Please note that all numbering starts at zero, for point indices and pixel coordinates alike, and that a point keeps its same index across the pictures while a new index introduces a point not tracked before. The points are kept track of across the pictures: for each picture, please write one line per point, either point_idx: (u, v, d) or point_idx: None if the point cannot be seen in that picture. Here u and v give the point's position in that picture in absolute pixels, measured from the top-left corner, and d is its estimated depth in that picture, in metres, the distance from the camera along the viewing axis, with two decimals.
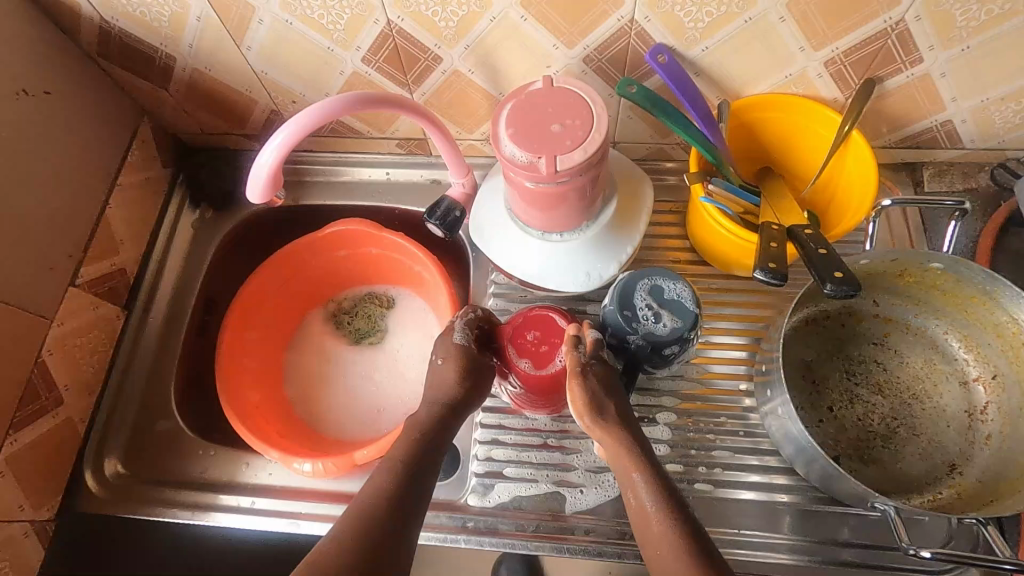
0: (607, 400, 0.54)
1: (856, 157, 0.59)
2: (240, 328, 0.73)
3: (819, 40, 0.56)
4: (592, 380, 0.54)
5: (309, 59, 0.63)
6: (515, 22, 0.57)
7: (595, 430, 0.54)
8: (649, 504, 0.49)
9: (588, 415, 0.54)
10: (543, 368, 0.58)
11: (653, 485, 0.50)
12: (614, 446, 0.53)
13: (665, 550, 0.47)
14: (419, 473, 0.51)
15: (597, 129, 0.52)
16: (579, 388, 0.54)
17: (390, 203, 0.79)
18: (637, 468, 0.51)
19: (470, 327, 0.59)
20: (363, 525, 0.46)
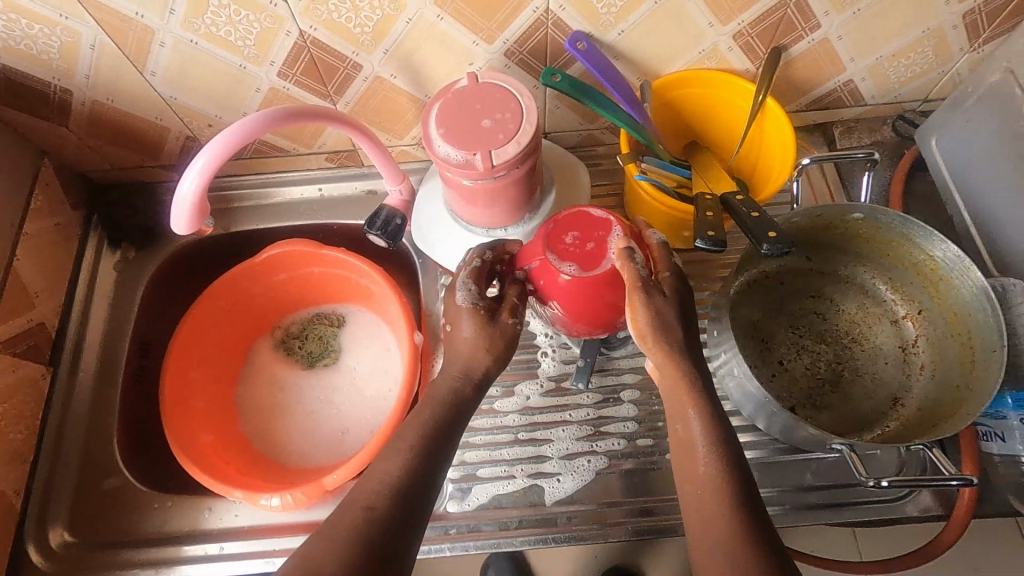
0: (674, 319, 0.51)
1: (773, 122, 0.63)
2: (182, 369, 0.69)
3: (725, 14, 0.58)
4: (660, 300, 0.51)
5: (222, 79, 0.60)
6: (431, 21, 0.56)
7: (653, 352, 0.52)
8: (700, 441, 0.49)
9: (651, 337, 0.51)
10: (592, 268, 0.52)
11: (708, 424, 0.49)
12: (671, 374, 0.51)
13: (706, 489, 0.48)
14: (433, 466, 0.49)
15: (528, 120, 0.52)
16: (644, 315, 0.51)
17: (327, 219, 0.77)
18: (693, 404, 0.50)
19: (475, 279, 0.54)
20: (365, 533, 0.44)
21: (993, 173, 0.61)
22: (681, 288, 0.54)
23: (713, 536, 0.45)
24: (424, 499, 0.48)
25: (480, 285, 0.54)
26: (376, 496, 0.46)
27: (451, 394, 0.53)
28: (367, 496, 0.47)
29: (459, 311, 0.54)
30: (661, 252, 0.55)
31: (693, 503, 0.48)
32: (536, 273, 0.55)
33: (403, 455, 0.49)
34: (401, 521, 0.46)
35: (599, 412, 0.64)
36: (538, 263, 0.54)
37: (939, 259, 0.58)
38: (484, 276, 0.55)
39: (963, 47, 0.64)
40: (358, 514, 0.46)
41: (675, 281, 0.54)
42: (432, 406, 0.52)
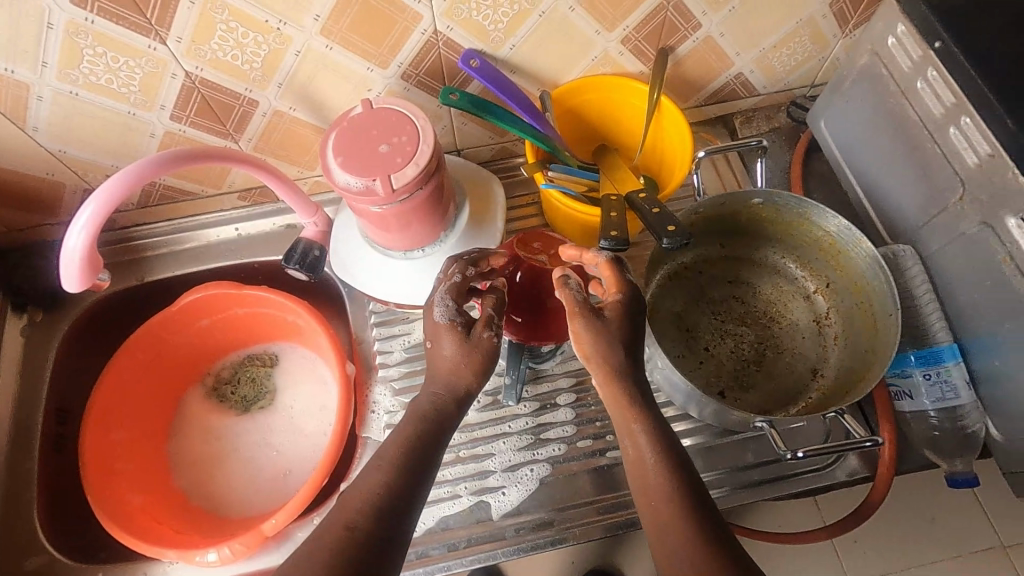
0: (616, 345, 0.49)
1: (670, 119, 0.65)
2: (104, 431, 0.66)
3: (609, 22, 0.60)
4: (598, 319, 0.50)
5: (111, 128, 0.59)
6: (321, 52, 0.56)
7: (596, 373, 0.50)
8: (647, 453, 0.48)
9: (594, 360, 0.50)
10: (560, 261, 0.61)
11: (653, 436, 0.48)
12: (610, 394, 0.50)
13: (658, 500, 0.47)
14: (416, 480, 0.47)
15: (425, 142, 0.52)
16: (584, 332, 0.50)
17: (247, 258, 0.75)
18: (637, 419, 0.49)
19: (453, 296, 0.52)
20: (348, 549, 0.42)
21: (876, 149, 0.64)
22: (629, 308, 0.50)
23: (673, 539, 0.45)
24: (406, 513, 0.46)
25: (457, 302, 0.52)
26: (356, 513, 0.44)
27: (418, 408, 0.51)
28: (347, 514, 0.45)
29: (437, 330, 0.51)
30: (615, 274, 0.52)
31: (648, 516, 0.47)
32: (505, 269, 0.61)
33: (376, 476, 0.47)
34: (384, 537, 0.44)
35: (538, 420, 0.65)
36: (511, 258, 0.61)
37: (835, 233, 0.62)
38: (461, 292, 0.53)
39: (836, 33, 0.68)
40: (337, 532, 0.44)
41: (624, 302, 0.51)
42: (407, 422, 0.49)
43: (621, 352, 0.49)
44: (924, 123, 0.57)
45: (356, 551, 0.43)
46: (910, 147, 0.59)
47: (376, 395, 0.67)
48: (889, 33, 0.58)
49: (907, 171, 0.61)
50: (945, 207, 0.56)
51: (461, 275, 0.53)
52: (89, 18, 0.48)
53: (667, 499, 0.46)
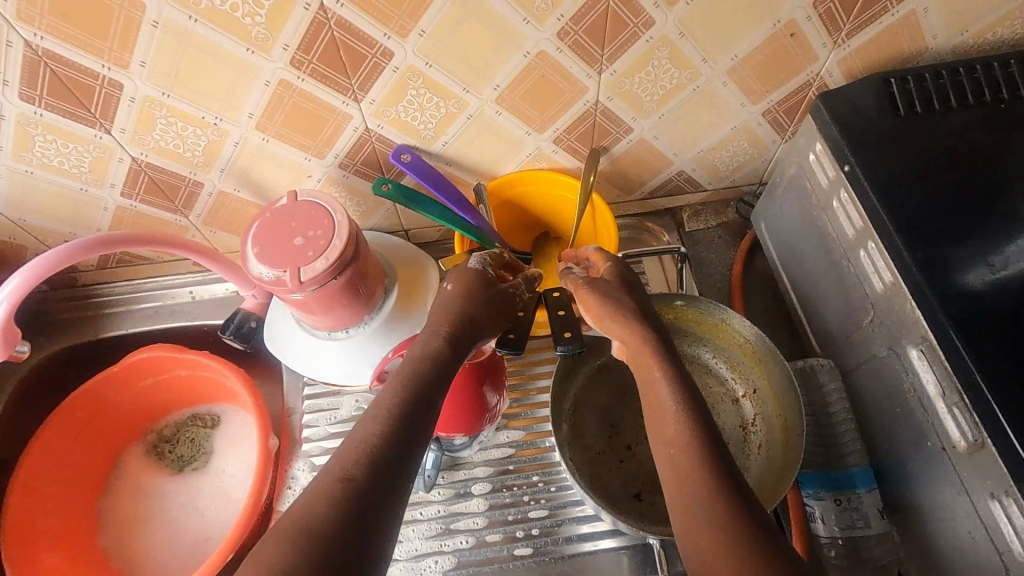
0: (626, 295, 0.54)
1: (601, 214, 0.67)
2: (33, 485, 0.68)
3: (538, 124, 0.62)
4: (603, 283, 0.55)
5: (66, 201, 0.63)
6: (258, 143, 0.59)
7: (613, 331, 0.53)
8: (671, 403, 0.46)
9: (607, 319, 0.53)
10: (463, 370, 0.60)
11: (675, 381, 0.47)
12: (633, 340, 0.51)
13: (678, 447, 0.44)
14: (414, 427, 0.44)
15: (338, 236, 0.56)
16: (589, 295, 0.54)
17: (197, 321, 0.78)
18: (660, 365, 0.48)
19: (490, 259, 0.60)
20: (349, 503, 0.38)
21: (804, 258, 0.64)
22: (623, 267, 0.57)
23: (692, 501, 0.41)
24: (396, 499, 0.40)
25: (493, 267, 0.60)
26: (354, 465, 0.40)
27: None
28: (342, 467, 0.40)
29: (471, 270, 0.57)
30: (600, 252, 0.59)
31: (667, 466, 0.44)
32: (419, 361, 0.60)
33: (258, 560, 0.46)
34: (384, 486, 0.40)
35: (450, 508, 0.64)
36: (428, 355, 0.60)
37: (755, 339, 0.62)
38: (497, 264, 0.61)
39: (775, 138, 0.69)
40: (332, 485, 0.39)
41: (620, 266, 0.57)
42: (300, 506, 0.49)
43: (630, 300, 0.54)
44: (840, 241, 0.57)
45: (358, 504, 0.38)
46: (830, 261, 0.59)
47: (296, 470, 0.68)
48: (810, 150, 0.59)
49: (830, 283, 0.60)
50: (860, 325, 0.56)
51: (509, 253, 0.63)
52: (38, 111, 0.53)
53: (686, 447, 0.43)
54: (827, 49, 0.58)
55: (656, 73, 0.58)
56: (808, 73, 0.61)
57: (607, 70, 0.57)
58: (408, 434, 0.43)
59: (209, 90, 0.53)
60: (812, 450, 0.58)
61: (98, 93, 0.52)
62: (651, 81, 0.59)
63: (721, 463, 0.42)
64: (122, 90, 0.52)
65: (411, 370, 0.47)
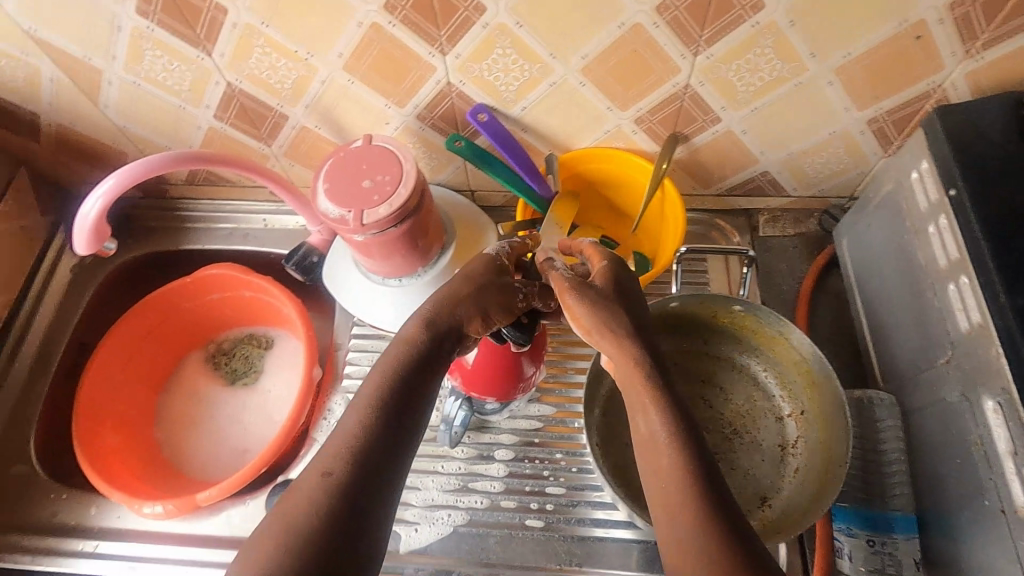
0: (620, 308, 0.46)
1: (670, 203, 0.65)
2: (104, 372, 0.74)
3: (621, 101, 0.60)
4: (590, 290, 0.47)
5: (165, 115, 0.67)
6: (343, 84, 0.61)
7: (604, 346, 0.46)
8: (661, 432, 0.41)
9: (595, 333, 0.46)
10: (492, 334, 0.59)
11: (667, 411, 0.42)
12: (622, 360, 0.45)
13: (671, 483, 0.40)
14: (402, 409, 0.41)
15: (405, 185, 0.57)
16: (578, 304, 0.46)
17: (266, 247, 0.82)
18: (651, 392, 0.43)
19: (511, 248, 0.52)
20: (328, 501, 0.35)
21: (884, 283, 0.60)
22: (618, 270, 0.49)
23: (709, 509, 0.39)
24: (384, 489, 0.38)
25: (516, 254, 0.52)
26: (334, 459, 0.37)
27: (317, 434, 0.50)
28: (324, 460, 0.38)
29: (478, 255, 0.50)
30: (596, 252, 0.52)
31: (658, 498, 0.40)
32: None
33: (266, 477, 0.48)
34: (372, 477, 0.38)
35: (471, 468, 0.66)
36: None
37: (811, 356, 0.59)
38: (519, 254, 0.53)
39: (877, 151, 0.63)
40: (312, 481, 0.37)
41: (612, 269, 0.49)
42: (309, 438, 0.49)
43: (625, 316, 0.46)
44: (928, 271, 0.52)
45: (342, 500, 0.36)
46: (914, 291, 0.55)
47: (333, 403, 0.71)
48: (914, 167, 0.54)
49: (908, 315, 0.56)
50: (933, 364, 0.52)
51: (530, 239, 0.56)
52: (150, 26, 0.56)
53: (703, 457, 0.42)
54: (956, 59, 0.53)
55: (756, 62, 0.55)
56: (929, 83, 0.55)
57: (702, 53, 0.54)
58: (397, 417, 0.40)
59: (305, 25, 0.55)
60: (852, 483, 0.54)
61: (204, 15, 0.55)
62: (749, 70, 0.56)
63: (724, 508, 0.38)
64: (226, 15, 0.54)
65: (403, 349, 0.43)
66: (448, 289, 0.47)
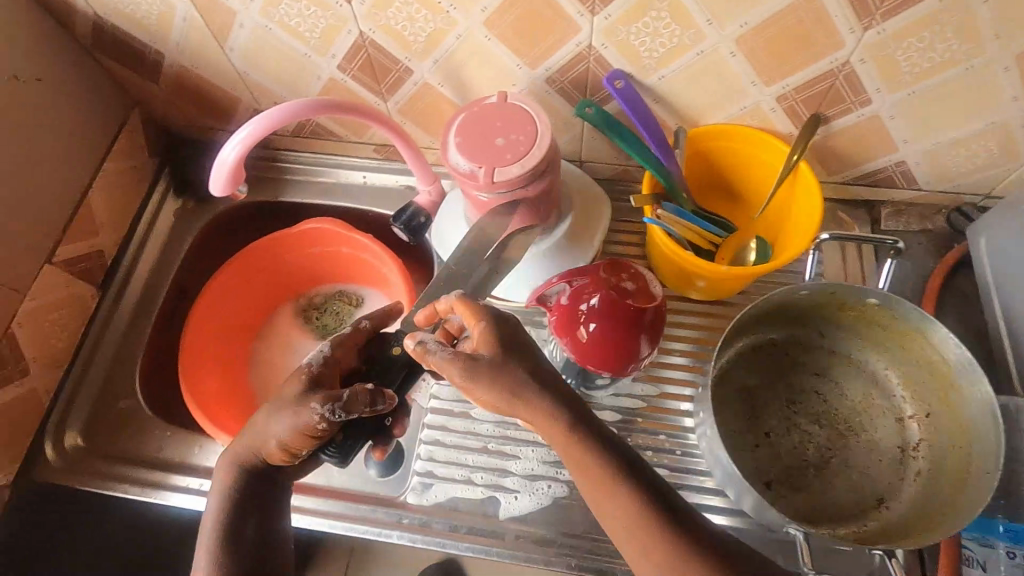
0: (509, 358, 0.47)
1: (804, 188, 0.61)
2: (207, 315, 0.75)
3: (769, 76, 0.57)
4: (470, 363, 0.46)
5: (289, 63, 0.67)
6: (479, 40, 0.59)
7: (526, 413, 0.46)
8: (606, 473, 0.44)
9: (480, 389, 0.46)
10: (614, 306, 0.57)
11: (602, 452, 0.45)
12: (543, 418, 0.46)
13: (626, 514, 0.44)
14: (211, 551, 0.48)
15: (538, 147, 0.56)
16: (479, 386, 0.46)
17: (364, 204, 0.82)
18: (581, 435, 0.45)
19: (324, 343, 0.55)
20: None
21: None
22: (491, 323, 0.49)
23: None
24: None
25: (334, 354, 0.55)
26: None
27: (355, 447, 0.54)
28: None
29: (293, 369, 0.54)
30: (467, 305, 0.50)
31: (621, 528, 0.44)
32: (580, 289, 0.60)
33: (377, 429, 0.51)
34: None
35: None
36: (591, 282, 0.59)
37: (953, 361, 0.56)
38: (346, 345, 0.57)
39: None
40: None
41: (491, 331, 0.48)
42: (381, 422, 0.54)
43: (518, 367, 0.46)
44: None
45: None
46: None
47: None
48: None
49: None
50: None
51: (369, 321, 0.59)
52: None
53: None
54: None
55: (930, 41, 0.51)
56: None
57: (875, 28, 0.51)
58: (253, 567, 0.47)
59: None
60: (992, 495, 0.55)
61: None
62: (919, 49, 0.52)
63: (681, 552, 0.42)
64: None
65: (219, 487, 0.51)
66: (248, 426, 0.53)
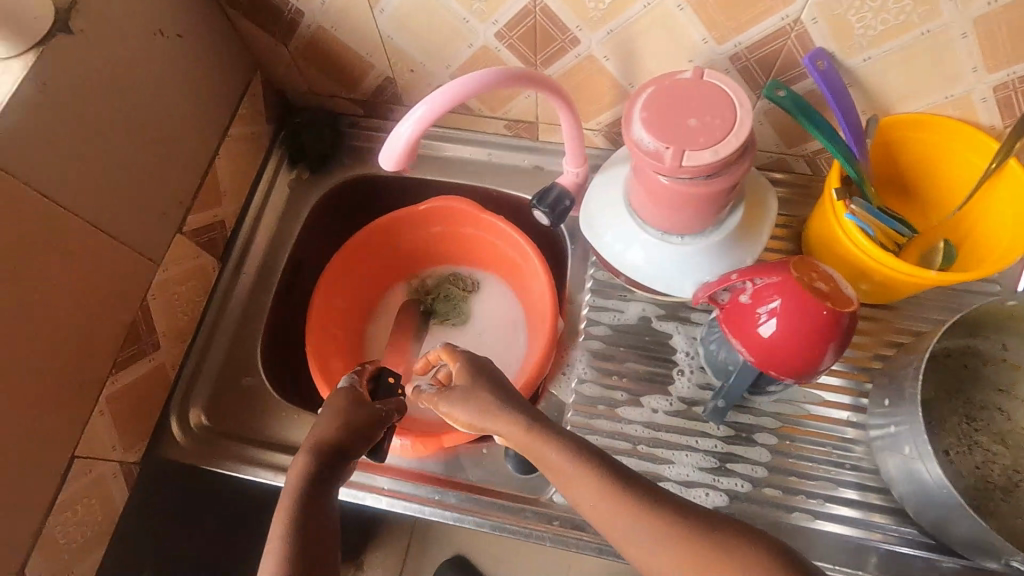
0: (478, 385, 0.52)
1: (1012, 191, 0.55)
2: (330, 293, 0.72)
3: (997, 62, 0.51)
4: (451, 390, 0.52)
5: (441, 27, 0.62)
6: (670, 10, 0.54)
7: (501, 424, 0.49)
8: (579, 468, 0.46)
9: (459, 412, 0.51)
10: (801, 311, 0.52)
11: (573, 443, 0.47)
12: (509, 428, 0.49)
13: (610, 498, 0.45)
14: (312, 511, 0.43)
15: (737, 134, 0.49)
16: (455, 410, 0.51)
17: (489, 184, 0.77)
18: (550, 435, 0.47)
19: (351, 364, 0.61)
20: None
21: None
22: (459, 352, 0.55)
23: None
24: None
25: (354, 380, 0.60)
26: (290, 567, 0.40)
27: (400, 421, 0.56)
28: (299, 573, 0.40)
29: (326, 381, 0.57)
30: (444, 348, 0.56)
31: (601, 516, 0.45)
32: (761, 289, 0.55)
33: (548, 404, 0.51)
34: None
35: (729, 447, 0.62)
36: (774, 282, 0.54)
37: None
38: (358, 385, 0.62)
39: None
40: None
41: (463, 363, 0.54)
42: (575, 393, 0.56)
43: (486, 390, 0.51)
44: None
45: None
46: None
47: (574, 359, 0.67)
48: None
49: None
50: None
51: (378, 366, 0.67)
52: None
53: None
54: None
55: None
56: None
57: None
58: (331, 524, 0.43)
59: None
60: None
61: None
62: None
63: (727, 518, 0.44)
64: None
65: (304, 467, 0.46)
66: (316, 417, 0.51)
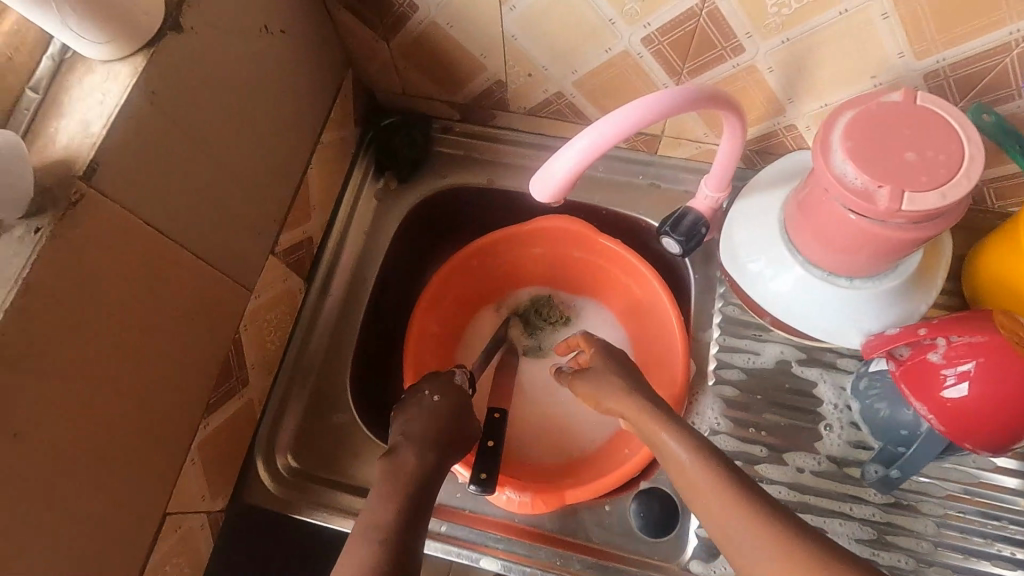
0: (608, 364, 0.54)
1: None
2: (426, 321, 0.65)
3: None
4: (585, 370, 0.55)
5: (579, 29, 0.54)
6: (869, 19, 0.46)
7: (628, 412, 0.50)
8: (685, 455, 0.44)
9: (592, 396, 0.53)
10: (1005, 377, 0.45)
11: (687, 435, 0.45)
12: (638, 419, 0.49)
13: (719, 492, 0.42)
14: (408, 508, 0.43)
15: (968, 174, 0.41)
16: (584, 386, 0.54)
17: (598, 201, 0.69)
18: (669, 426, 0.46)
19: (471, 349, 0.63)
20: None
21: None
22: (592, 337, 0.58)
23: None
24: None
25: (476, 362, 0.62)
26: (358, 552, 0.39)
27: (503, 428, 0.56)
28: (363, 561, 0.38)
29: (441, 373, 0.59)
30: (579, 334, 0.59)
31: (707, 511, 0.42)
32: (953, 347, 0.47)
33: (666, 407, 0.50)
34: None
35: (889, 517, 0.55)
36: (973, 340, 0.46)
37: None
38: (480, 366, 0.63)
39: None
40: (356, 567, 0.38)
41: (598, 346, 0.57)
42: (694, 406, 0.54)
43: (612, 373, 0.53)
44: None
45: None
46: None
47: (705, 406, 0.60)
48: None
49: None
50: None
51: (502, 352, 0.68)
52: None
53: None
54: None
55: None
56: None
57: None
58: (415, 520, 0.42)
59: None
60: None
61: None
62: None
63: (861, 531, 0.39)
64: None
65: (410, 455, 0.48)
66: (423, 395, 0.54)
